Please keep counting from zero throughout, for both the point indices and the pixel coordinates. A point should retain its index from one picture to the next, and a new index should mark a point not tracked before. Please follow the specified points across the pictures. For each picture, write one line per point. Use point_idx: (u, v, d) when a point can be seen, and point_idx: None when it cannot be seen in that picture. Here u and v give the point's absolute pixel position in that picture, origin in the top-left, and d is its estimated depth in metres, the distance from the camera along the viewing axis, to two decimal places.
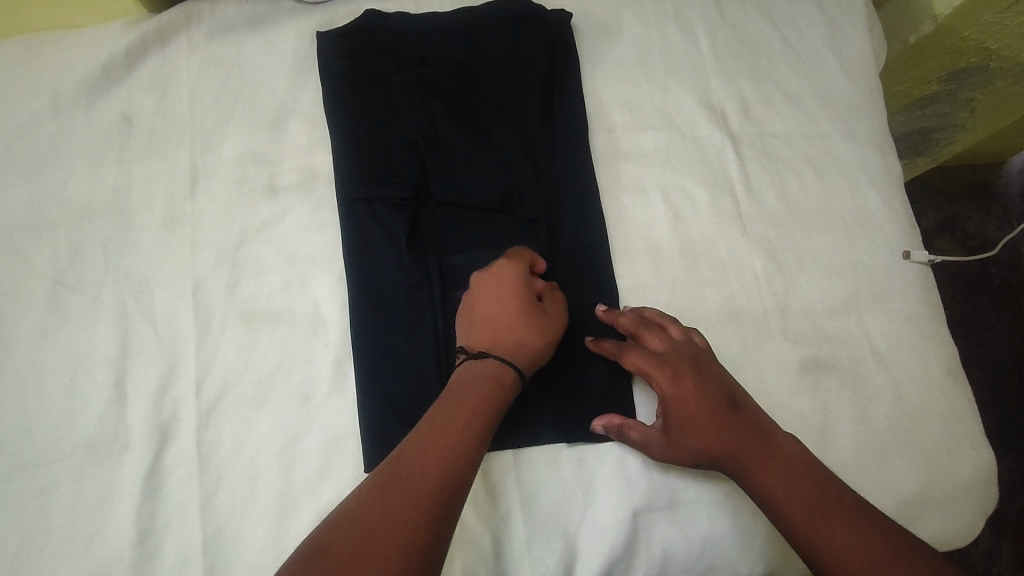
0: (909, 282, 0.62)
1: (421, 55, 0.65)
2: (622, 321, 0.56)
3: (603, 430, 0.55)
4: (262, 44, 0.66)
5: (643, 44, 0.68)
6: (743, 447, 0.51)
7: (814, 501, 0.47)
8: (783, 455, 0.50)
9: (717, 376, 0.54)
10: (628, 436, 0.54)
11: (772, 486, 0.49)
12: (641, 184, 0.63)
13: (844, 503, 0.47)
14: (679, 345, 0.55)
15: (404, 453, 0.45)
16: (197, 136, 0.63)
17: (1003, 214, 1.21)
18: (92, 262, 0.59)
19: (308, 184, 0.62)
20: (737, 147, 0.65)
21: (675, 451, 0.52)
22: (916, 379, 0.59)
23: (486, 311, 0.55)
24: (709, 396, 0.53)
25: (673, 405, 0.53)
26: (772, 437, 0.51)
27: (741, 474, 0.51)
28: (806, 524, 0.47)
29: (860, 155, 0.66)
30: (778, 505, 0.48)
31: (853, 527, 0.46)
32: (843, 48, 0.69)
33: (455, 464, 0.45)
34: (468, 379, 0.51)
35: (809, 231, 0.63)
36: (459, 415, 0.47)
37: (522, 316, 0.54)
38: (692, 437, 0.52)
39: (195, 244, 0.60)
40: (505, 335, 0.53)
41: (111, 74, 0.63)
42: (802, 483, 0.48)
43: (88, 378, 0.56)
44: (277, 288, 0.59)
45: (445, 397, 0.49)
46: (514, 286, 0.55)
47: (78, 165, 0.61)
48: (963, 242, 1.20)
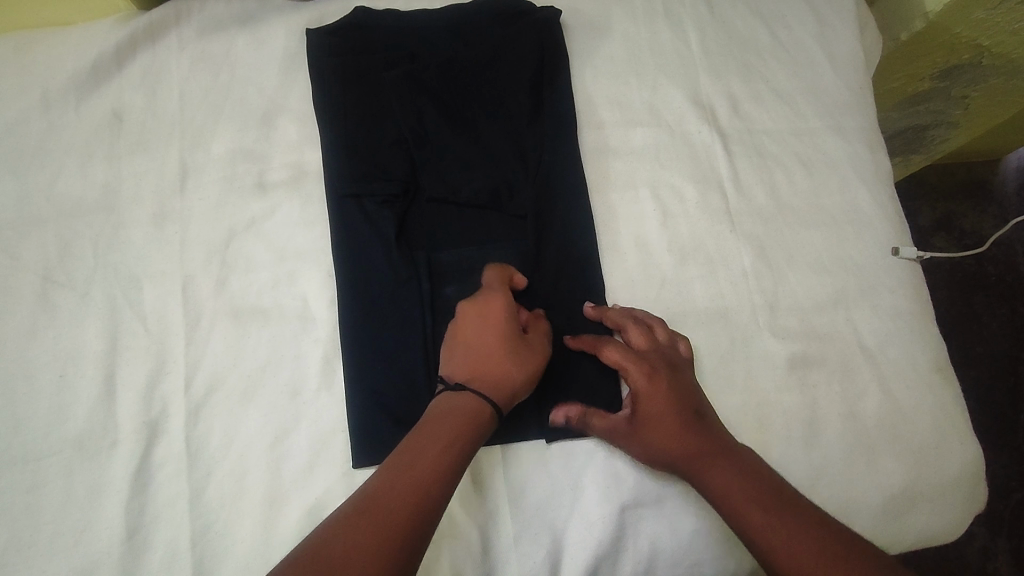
0: (897, 278, 0.62)
1: (410, 52, 0.65)
2: (612, 314, 0.57)
3: (564, 420, 0.55)
4: (252, 41, 0.66)
5: (633, 41, 0.68)
6: (707, 449, 0.51)
7: (773, 504, 0.48)
8: (744, 458, 0.51)
9: (688, 381, 0.55)
10: (591, 424, 0.54)
11: (733, 483, 0.49)
12: (630, 181, 0.64)
13: (803, 510, 0.47)
14: (657, 347, 0.56)
15: (380, 476, 0.46)
16: (187, 132, 0.63)
17: (998, 212, 1.22)
18: (82, 259, 0.59)
19: (297, 181, 0.62)
20: (726, 143, 0.65)
21: (640, 445, 0.53)
22: (905, 374, 0.59)
23: (468, 342, 0.54)
24: (681, 396, 0.53)
25: (644, 400, 0.53)
26: (733, 445, 0.52)
27: (701, 475, 0.51)
28: (764, 525, 0.47)
29: (849, 151, 0.66)
30: (738, 501, 0.48)
31: (809, 525, 0.46)
32: (832, 44, 0.70)
33: (432, 484, 0.45)
34: (447, 409, 0.50)
35: (798, 228, 0.63)
36: (437, 440, 0.48)
37: (506, 349, 0.53)
38: (658, 433, 0.52)
39: (185, 241, 0.60)
40: (486, 370, 0.52)
41: (101, 71, 0.63)
42: (760, 484, 0.49)
43: (78, 374, 0.56)
44: (266, 284, 0.59)
45: (424, 422, 0.49)
46: (500, 317, 0.54)
47: (68, 162, 0.61)
48: (959, 240, 1.20)
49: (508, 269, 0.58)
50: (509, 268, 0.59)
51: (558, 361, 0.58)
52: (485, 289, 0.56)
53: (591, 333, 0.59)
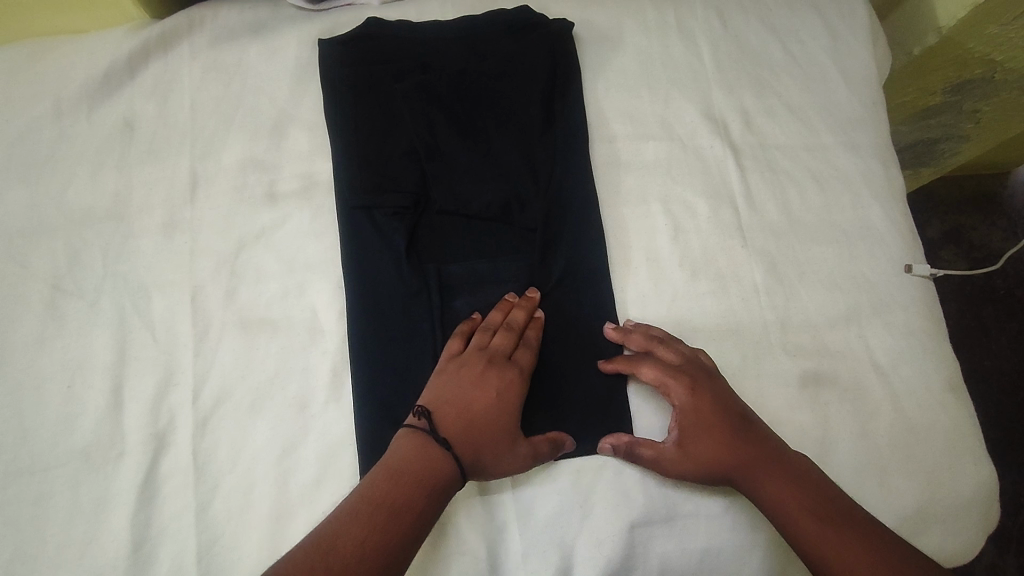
0: (910, 296, 0.62)
1: (421, 63, 0.64)
2: (637, 337, 0.57)
3: (610, 451, 0.55)
4: (263, 50, 0.65)
5: (644, 54, 0.67)
6: (757, 460, 0.52)
7: (824, 513, 0.50)
8: (792, 466, 0.52)
9: (727, 388, 0.55)
10: (639, 453, 0.54)
11: (783, 496, 0.51)
12: (642, 196, 0.63)
13: (851, 514, 0.50)
14: (695, 357, 0.56)
15: (346, 532, 0.46)
16: (198, 142, 0.63)
17: (1009, 225, 1.23)
18: (91, 268, 0.59)
19: (308, 192, 0.62)
20: (738, 158, 0.65)
21: (693, 465, 0.53)
22: (918, 394, 0.59)
23: (467, 402, 0.53)
24: (723, 407, 0.54)
25: (688, 416, 0.54)
26: (785, 452, 0.53)
27: (750, 485, 0.52)
28: (815, 534, 0.49)
29: (861, 167, 0.65)
30: (790, 514, 0.50)
31: (858, 532, 0.49)
32: (846, 58, 0.69)
33: (416, 482, 0.49)
34: (420, 467, 0.50)
35: (809, 244, 0.63)
36: (408, 504, 0.48)
37: (502, 436, 0.52)
38: (704, 448, 0.53)
39: (195, 251, 0.60)
40: (471, 438, 0.52)
41: (112, 79, 0.63)
42: (811, 494, 0.50)
43: (86, 384, 0.56)
44: (276, 295, 0.59)
45: (394, 474, 0.49)
46: (512, 403, 0.54)
47: (78, 171, 0.61)
48: (966, 253, 1.22)
49: (539, 328, 0.58)
50: (539, 325, 0.58)
51: (567, 376, 0.58)
52: (510, 361, 0.55)
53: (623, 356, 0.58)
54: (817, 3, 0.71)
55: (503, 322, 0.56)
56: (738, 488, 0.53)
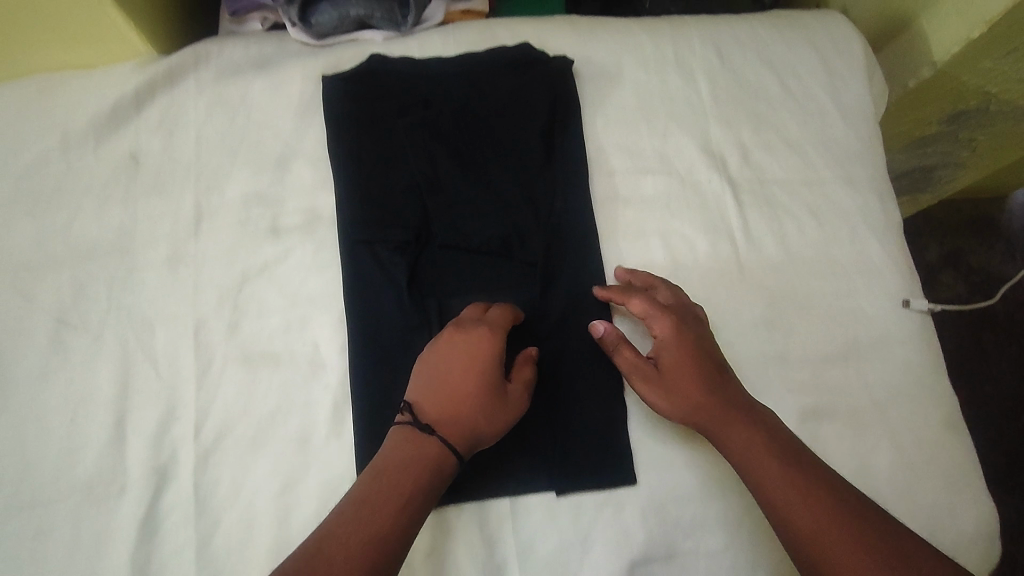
0: (909, 331, 0.62)
1: (423, 98, 0.65)
2: (641, 276, 0.61)
3: (601, 332, 0.58)
4: (268, 85, 0.66)
5: (644, 90, 0.68)
6: (726, 403, 0.54)
7: (790, 462, 0.50)
8: (759, 416, 0.53)
9: (710, 338, 0.57)
10: (620, 353, 0.57)
11: (747, 440, 0.52)
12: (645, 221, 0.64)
13: (816, 469, 0.50)
14: (681, 302, 0.59)
15: (336, 532, 0.46)
16: (203, 176, 0.63)
17: (1006, 248, 1.26)
18: (95, 302, 0.59)
19: (311, 226, 0.63)
20: (736, 193, 0.66)
21: (665, 390, 0.55)
22: (917, 430, 0.59)
23: (446, 379, 0.53)
24: (704, 351, 0.56)
25: (669, 350, 0.56)
26: (754, 405, 0.54)
27: (717, 430, 0.53)
28: (777, 479, 0.50)
29: (859, 202, 0.66)
30: (753, 460, 0.51)
31: (823, 484, 0.49)
32: (845, 93, 0.69)
33: (406, 475, 0.49)
34: (407, 455, 0.50)
35: (808, 279, 0.63)
36: (399, 498, 0.48)
37: (484, 405, 0.53)
38: (679, 379, 0.55)
39: (198, 285, 0.60)
40: (453, 416, 0.52)
41: (118, 115, 0.64)
42: (777, 447, 0.51)
43: (88, 418, 0.56)
44: (278, 329, 0.59)
45: (382, 469, 0.49)
46: (488, 364, 0.54)
47: (84, 205, 0.62)
48: (966, 276, 1.25)
49: (511, 308, 0.59)
50: (511, 306, 0.59)
51: (567, 411, 0.58)
52: (479, 324, 0.55)
53: (619, 283, 0.61)
54: (816, 38, 0.71)
55: (475, 306, 0.58)
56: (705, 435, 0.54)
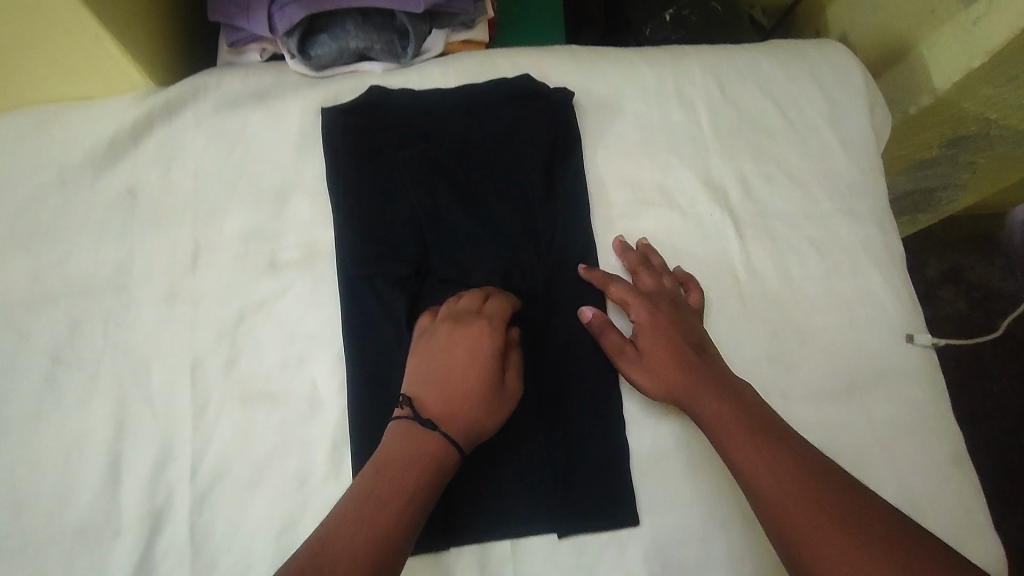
0: (912, 366, 0.62)
1: (423, 130, 0.65)
2: (630, 258, 0.62)
3: (588, 316, 0.59)
4: (266, 118, 0.65)
5: (644, 121, 0.68)
6: (700, 378, 0.55)
7: (757, 430, 0.51)
8: (731, 389, 0.54)
9: (690, 322, 0.59)
10: (603, 334, 0.59)
11: (717, 410, 0.53)
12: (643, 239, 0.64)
13: (786, 437, 0.51)
14: (661, 287, 0.61)
15: (339, 529, 0.45)
16: (200, 210, 0.63)
17: (1005, 264, 1.26)
18: (91, 340, 0.59)
19: (309, 261, 0.62)
20: (737, 225, 0.65)
21: (644, 370, 0.57)
22: (922, 466, 0.58)
23: (447, 373, 0.54)
24: (680, 333, 0.58)
25: (649, 332, 0.58)
26: (729, 378, 0.56)
27: (692, 403, 0.55)
28: (742, 446, 0.51)
29: (861, 233, 0.66)
30: (720, 429, 0.52)
31: (790, 451, 0.50)
32: (845, 124, 0.69)
33: (407, 471, 0.48)
34: (410, 451, 0.50)
35: (810, 313, 0.63)
36: (400, 494, 0.47)
37: (485, 397, 0.53)
38: (656, 358, 0.57)
39: (196, 321, 0.60)
40: (456, 408, 0.52)
41: (115, 149, 0.63)
42: (745, 416, 0.52)
43: (82, 459, 0.55)
44: (276, 367, 0.59)
45: (383, 466, 0.49)
46: (489, 357, 0.54)
47: (81, 240, 0.61)
48: (967, 293, 1.24)
49: (512, 299, 0.59)
50: (507, 295, 0.59)
51: (569, 449, 0.58)
52: (478, 317, 0.56)
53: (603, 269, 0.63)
54: (816, 68, 0.71)
55: (472, 296, 0.58)
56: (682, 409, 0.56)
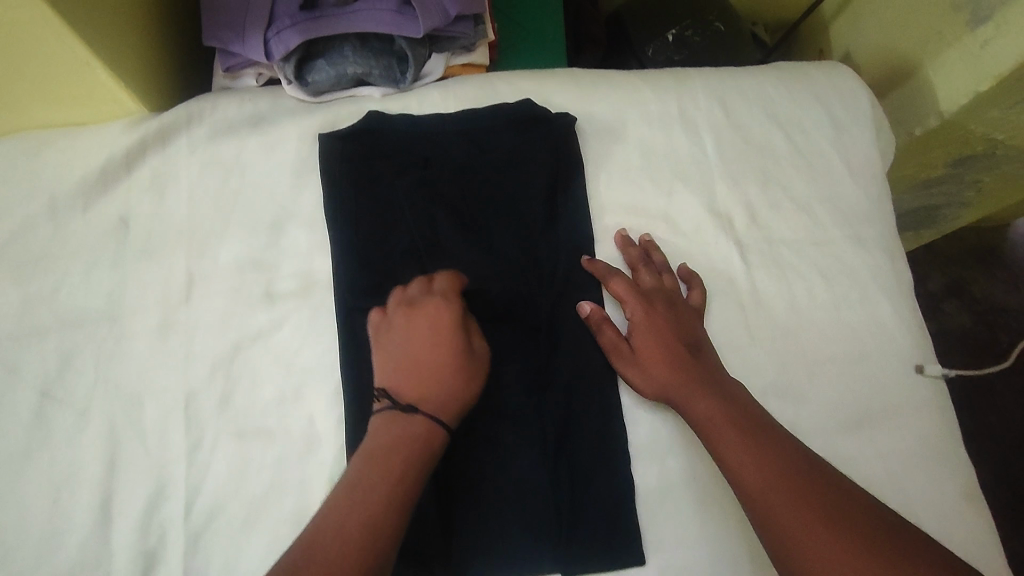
0: (922, 398, 0.61)
1: (423, 157, 0.64)
2: (631, 252, 0.62)
3: (587, 311, 0.60)
4: (262, 144, 0.64)
5: (648, 146, 0.67)
6: (694, 376, 0.56)
7: (747, 428, 0.52)
8: (724, 388, 0.55)
9: (685, 319, 0.60)
10: (602, 330, 0.59)
11: (708, 408, 0.54)
12: (646, 235, 0.64)
13: (774, 435, 0.52)
14: (659, 285, 0.61)
15: (333, 525, 0.45)
16: (194, 239, 0.61)
17: (1008, 277, 1.25)
18: (82, 374, 0.57)
19: (306, 291, 0.61)
20: (743, 253, 0.64)
21: (639, 367, 0.58)
22: (934, 502, 0.57)
23: (414, 358, 0.54)
24: (676, 332, 0.58)
25: (646, 330, 0.59)
26: (723, 378, 0.56)
27: (684, 401, 0.55)
28: (733, 444, 0.52)
29: (869, 261, 0.65)
30: (711, 426, 0.53)
31: (777, 448, 0.51)
32: (852, 148, 0.68)
33: (393, 458, 0.49)
34: (393, 438, 0.50)
35: (818, 344, 0.62)
36: (388, 479, 0.48)
37: (455, 369, 0.54)
38: (652, 355, 0.58)
39: (190, 355, 0.58)
40: (432, 388, 0.53)
41: (107, 177, 0.62)
42: (737, 414, 0.53)
43: (73, 499, 0.54)
44: (272, 402, 0.57)
45: (370, 456, 0.49)
46: (451, 331, 0.55)
47: (72, 271, 0.60)
48: (970, 307, 1.23)
49: (457, 272, 0.60)
50: (456, 272, 0.60)
51: (573, 486, 0.57)
52: (429, 296, 0.56)
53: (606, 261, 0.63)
54: (822, 92, 0.70)
55: (425, 278, 0.59)
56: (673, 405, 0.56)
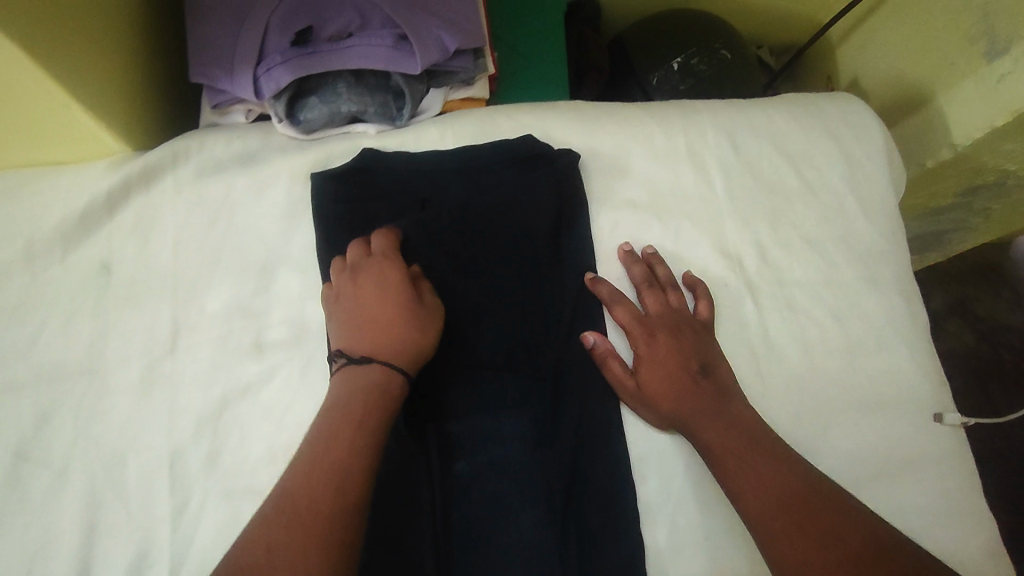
0: (941, 449, 0.58)
1: (421, 198, 0.61)
2: (635, 272, 0.60)
3: (592, 342, 0.57)
4: (253, 185, 0.61)
5: (654, 183, 0.64)
6: (701, 404, 0.53)
7: (746, 449, 0.50)
8: (726, 409, 0.53)
9: (693, 342, 0.57)
10: (608, 364, 0.57)
11: (710, 434, 0.52)
12: (648, 245, 0.62)
13: (775, 454, 0.50)
14: (666, 309, 0.58)
15: (306, 488, 0.43)
16: (181, 285, 0.58)
17: (1013, 295, 1.23)
18: (60, 432, 0.54)
19: (297, 341, 0.58)
20: (754, 296, 0.61)
21: (646, 396, 0.55)
22: (955, 562, 0.55)
23: (363, 314, 0.52)
24: (682, 356, 0.56)
25: (652, 360, 0.56)
26: (729, 404, 0.53)
27: (690, 430, 0.53)
28: (732, 466, 0.50)
29: (883, 303, 0.62)
30: (713, 450, 0.51)
31: (777, 467, 0.49)
32: (864, 185, 0.66)
33: (353, 409, 0.47)
34: (352, 392, 0.48)
35: (833, 391, 0.59)
36: (348, 427, 0.46)
37: (405, 316, 0.52)
38: (659, 386, 0.55)
39: (175, 410, 0.55)
40: (385, 338, 0.51)
41: (89, 220, 0.59)
42: (739, 436, 0.51)
43: (50, 569, 0.51)
44: (262, 460, 0.54)
45: (330, 416, 0.47)
46: (400, 282, 0.54)
47: (50, 320, 0.57)
48: (973, 325, 1.21)
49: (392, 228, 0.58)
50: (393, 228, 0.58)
51: (579, 548, 0.54)
52: (370, 258, 0.55)
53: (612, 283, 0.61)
54: (833, 125, 0.67)
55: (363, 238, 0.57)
56: (682, 432, 0.54)
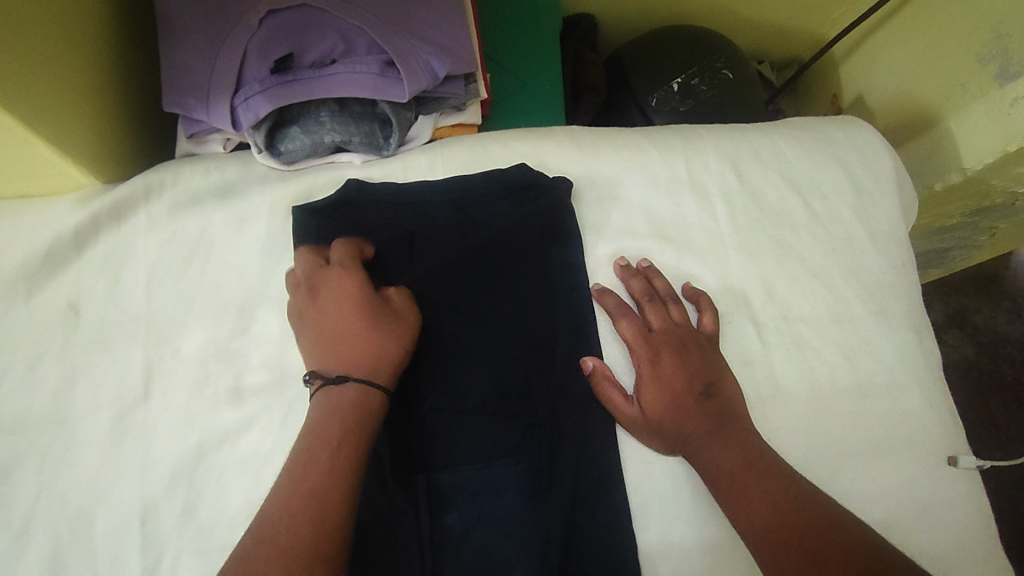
0: (955, 493, 0.56)
1: (409, 232, 0.58)
2: (635, 285, 0.58)
3: (591, 367, 0.55)
4: (231, 219, 0.58)
5: (654, 213, 0.61)
6: (706, 426, 0.51)
7: (744, 467, 0.48)
8: (727, 428, 0.51)
9: (699, 360, 0.54)
10: (607, 392, 0.54)
11: (712, 456, 0.50)
12: (645, 258, 0.60)
13: (775, 472, 0.48)
14: (670, 325, 0.56)
15: (283, 527, 0.39)
16: (154, 328, 0.55)
17: (1014, 307, 1.21)
18: (23, 489, 0.51)
19: (277, 386, 0.54)
20: (760, 333, 0.58)
21: (648, 420, 0.53)
22: None
23: (327, 330, 0.48)
24: (688, 376, 0.53)
25: (656, 382, 0.54)
26: (730, 423, 0.51)
27: (694, 453, 0.51)
28: (733, 488, 0.48)
29: (892, 338, 0.60)
30: (714, 471, 0.49)
31: (777, 485, 0.47)
32: (872, 214, 0.63)
33: (324, 432, 0.43)
34: (324, 412, 0.44)
35: (842, 433, 0.56)
36: (322, 454, 0.42)
37: (371, 325, 0.48)
38: (665, 409, 0.53)
39: (146, 462, 0.52)
40: (353, 352, 0.47)
41: (57, 258, 0.55)
42: (738, 456, 0.49)
43: None
44: (237, 516, 0.50)
45: (304, 442, 0.43)
46: (360, 288, 0.50)
47: (12, 367, 0.53)
48: (973, 337, 1.19)
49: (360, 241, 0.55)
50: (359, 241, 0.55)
51: None
52: (329, 269, 0.51)
53: (617, 295, 0.58)
54: (840, 151, 0.65)
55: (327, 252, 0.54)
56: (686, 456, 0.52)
